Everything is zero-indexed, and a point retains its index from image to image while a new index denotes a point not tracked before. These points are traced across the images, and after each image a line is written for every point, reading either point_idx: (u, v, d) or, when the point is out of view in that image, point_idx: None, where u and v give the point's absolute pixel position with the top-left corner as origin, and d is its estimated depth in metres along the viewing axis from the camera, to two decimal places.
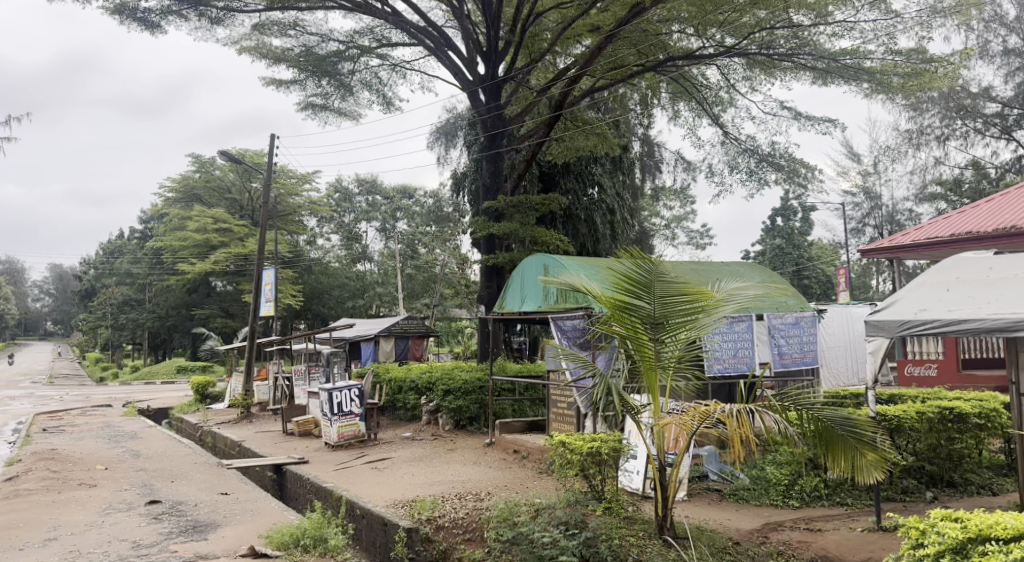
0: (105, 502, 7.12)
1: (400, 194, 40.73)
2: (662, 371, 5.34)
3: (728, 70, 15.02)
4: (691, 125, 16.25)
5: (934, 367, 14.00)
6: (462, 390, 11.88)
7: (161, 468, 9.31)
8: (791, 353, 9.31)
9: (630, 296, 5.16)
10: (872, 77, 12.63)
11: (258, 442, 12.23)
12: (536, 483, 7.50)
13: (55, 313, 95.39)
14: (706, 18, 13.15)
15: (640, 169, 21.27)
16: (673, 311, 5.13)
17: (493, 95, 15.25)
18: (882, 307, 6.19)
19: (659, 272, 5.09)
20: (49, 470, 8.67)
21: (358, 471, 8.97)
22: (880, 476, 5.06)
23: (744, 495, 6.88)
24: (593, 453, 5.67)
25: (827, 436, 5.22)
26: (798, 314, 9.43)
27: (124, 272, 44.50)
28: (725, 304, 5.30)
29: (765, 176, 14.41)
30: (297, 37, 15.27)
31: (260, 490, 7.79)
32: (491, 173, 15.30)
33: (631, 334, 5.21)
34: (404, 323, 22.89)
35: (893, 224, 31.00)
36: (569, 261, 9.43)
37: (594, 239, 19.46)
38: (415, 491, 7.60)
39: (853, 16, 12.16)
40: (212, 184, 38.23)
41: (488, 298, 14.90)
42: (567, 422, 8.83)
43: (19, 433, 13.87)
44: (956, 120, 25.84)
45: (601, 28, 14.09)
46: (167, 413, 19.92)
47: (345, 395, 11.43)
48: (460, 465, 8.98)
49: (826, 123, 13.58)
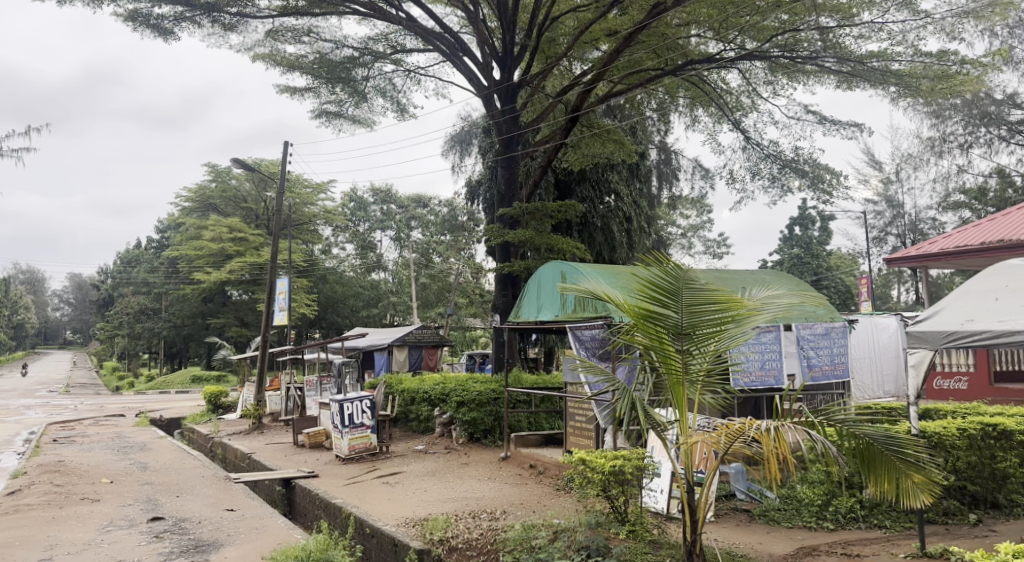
0: (107, 518, 6.89)
1: (415, 202, 40.27)
2: (690, 385, 5.00)
3: (750, 75, 14.67)
4: (710, 130, 15.89)
5: (964, 380, 13.52)
6: (476, 402, 11.57)
7: (169, 482, 9.07)
8: (821, 365, 8.89)
9: (655, 304, 4.82)
10: (901, 80, 12.18)
11: (268, 454, 12.00)
12: (553, 501, 7.15)
13: (75, 322, 96.84)
14: (726, 21, 12.85)
15: (656, 178, 20.94)
16: (702, 321, 4.76)
17: (509, 100, 14.97)
18: (923, 318, 5.81)
19: (687, 278, 4.74)
20: (53, 484, 8.45)
21: (369, 486, 8.67)
22: (928, 500, 4.65)
23: (777, 517, 6.46)
24: (616, 472, 5.29)
25: (869, 455, 4.82)
26: (828, 325, 9.00)
27: (141, 282, 44.88)
28: (758, 314, 4.91)
29: (789, 183, 14.02)
30: (311, 43, 15.12)
31: (266, 506, 7.52)
32: (507, 180, 14.94)
33: (657, 344, 4.88)
34: (418, 332, 22.63)
35: (916, 233, 30.32)
36: (588, 269, 9.12)
37: (610, 247, 19.16)
38: (427, 508, 7.29)
39: (880, 17, 11.78)
40: (227, 194, 38.40)
41: (503, 306, 14.54)
42: (586, 436, 8.49)
43: (29, 443, 13.76)
44: (979, 127, 25.30)
45: (619, 32, 13.83)
46: (180, 423, 19.81)
47: (357, 406, 11.14)
48: (475, 480, 8.66)
49: (853, 127, 13.18)
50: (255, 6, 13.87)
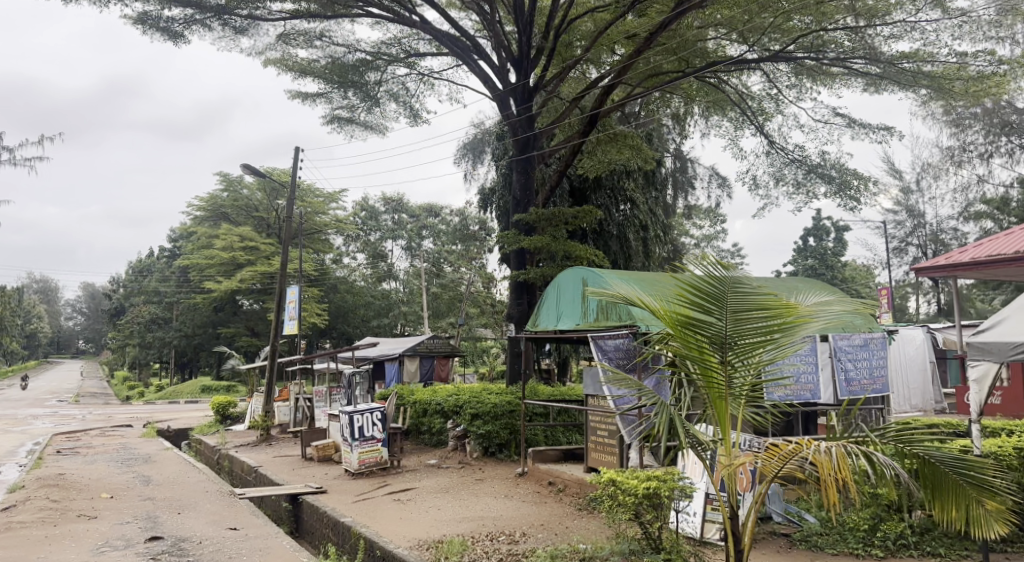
0: (101, 537, 6.50)
1: (426, 212, 40.82)
2: (733, 400, 4.56)
3: (774, 77, 14.21)
4: (733, 134, 15.44)
5: (998, 395, 12.93)
6: (491, 414, 11.13)
7: (171, 498, 8.68)
8: (860, 379, 8.35)
9: (695, 310, 4.37)
10: (934, 82, 11.64)
11: (275, 468, 11.60)
12: (576, 523, 6.73)
13: (89, 331, 97.32)
14: (748, 25, 12.50)
15: (672, 186, 20.49)
16: (747, 330, 4.33)
17: (524, 102, 14.54)
18: (986, 327, 5.39)
19: (734, 281, 4.29)
20: (49, 499, 8.08)
21: (379, 503, 8.24)
22: (1002, 532, 4.10)
23: (818, 541, 5.93)
24: (650, 495, 4.79)
25: (933, 479, 4.28)
26: (866, 335, 8.48)
27: (152, 291, 44.99)
28: (811, 321, 4.45)
29: (814, 189, 13.54)
30: (323, 47, 14.88)
31: (272, 526, 7.12)
32: (522, 186, 14.51)
33: (697, 355, 4.43)
34: (429, 341, 22.25)
35: (938, 244, 29.67)
36: (611, 276, 8.66)
37: (626, 256, 18.75)
38: (442, 528, 6.85)
39: (913, 16, 11.34)
40: (239, 204, 38.34)
41: (518, 316, 14.10)
42: (608, 451, 8.06)
43: (32, 455, 13.45)
44: (1000, 136, 24.70)
45: (638, 35, 13.43)
46: (187, 434, 19.46)
47: (367, 419, 10.71)
48: (491, 498, 8.20)
49: (882, 131, 12.71)
50: (266, 9, 13.67)
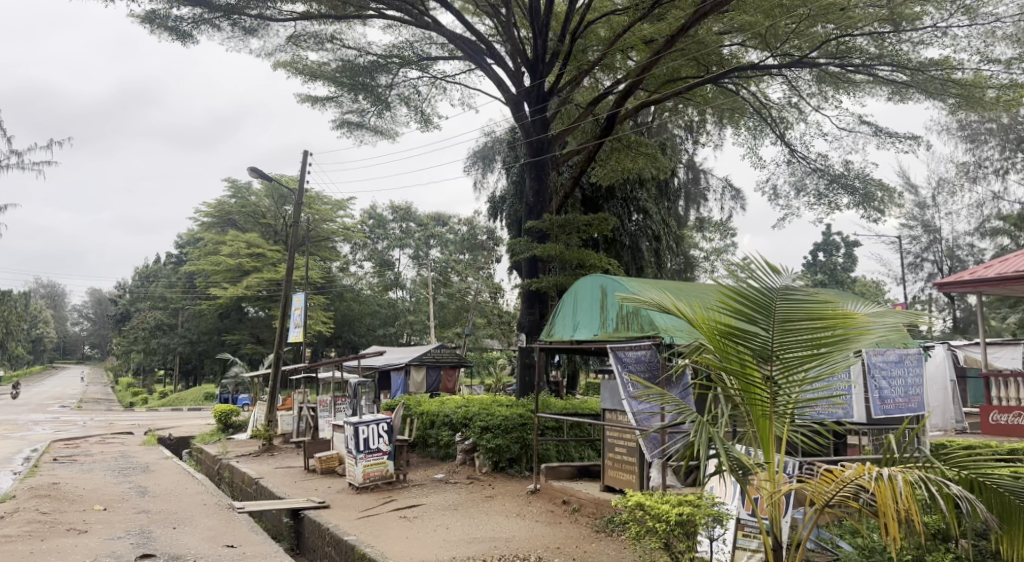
0: (90, 554, 6.11)
1: (434, 221, 40.61)
2: (778, 419, 4.19)
3: (796, 83, 13.85)
4: (751, 143, 15.13)
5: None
6: (501, 428, 10.72)
7: (167, 511, 8.31)
8: (894, 398, 7.88)
9: (738, 319, 4.00)
10: (963, 90, 11.33)
11: (277, 479, 11.25)
12: (595, 547, 6.34)
13: (94, 337, 97.21)
14: (767, 30, 12.14)
15: (684, 198, 20.21)
16: (795, 343, 3.94)
17: (539, 103, 14.19)
18: None
19: (784, 287, 3.89)
20: (39, 511, 7.72)
21: (385, 520, 7.83)
22: None
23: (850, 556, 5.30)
24: (683, 521, 4.34)
25: (1004, 512, 3.84)
26: (901, 351, 8.05)
27: (158, 297, 44.83)
28: (867, 334, 4.06)
29: (836, 200, 13.13)
30: (334, 50, 14.64)
31: (270, 543, 6.72)
32: (535, 192, 14.21)
33: (739, 369, 4.08)
34: (436, 352, 21.92)
35: (953, 260, 29.15)
36: (632, 282, 8.22)
37: (637, 267, 18.35)
38: (450, 550, 6.41)
39: (942, 25, 11.04)
40: (246, 209, 38.06)
41: (529, 326, 13.75)
42: (628, 470, 7.61)
43: (28, 463, 13.13)
44: (1016, 152, 24.24)
45: (657, 40, 13.07)
46: (188, 443, 19.12)
47: (373, 430, 10.26)
48: (501, 517, 7.75)
49: (909, 140, 12.32)
50: (276, 9, 13.45)
